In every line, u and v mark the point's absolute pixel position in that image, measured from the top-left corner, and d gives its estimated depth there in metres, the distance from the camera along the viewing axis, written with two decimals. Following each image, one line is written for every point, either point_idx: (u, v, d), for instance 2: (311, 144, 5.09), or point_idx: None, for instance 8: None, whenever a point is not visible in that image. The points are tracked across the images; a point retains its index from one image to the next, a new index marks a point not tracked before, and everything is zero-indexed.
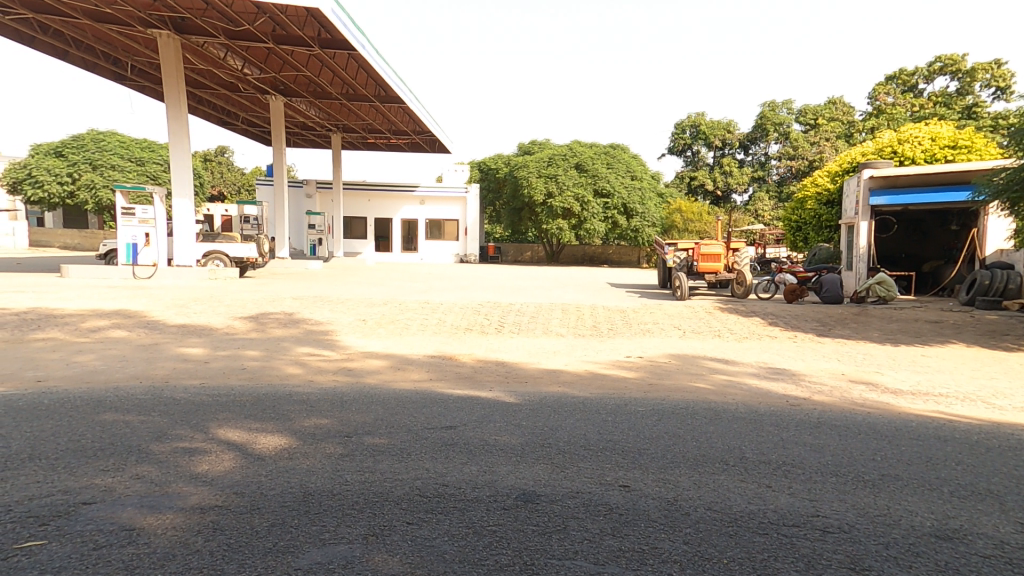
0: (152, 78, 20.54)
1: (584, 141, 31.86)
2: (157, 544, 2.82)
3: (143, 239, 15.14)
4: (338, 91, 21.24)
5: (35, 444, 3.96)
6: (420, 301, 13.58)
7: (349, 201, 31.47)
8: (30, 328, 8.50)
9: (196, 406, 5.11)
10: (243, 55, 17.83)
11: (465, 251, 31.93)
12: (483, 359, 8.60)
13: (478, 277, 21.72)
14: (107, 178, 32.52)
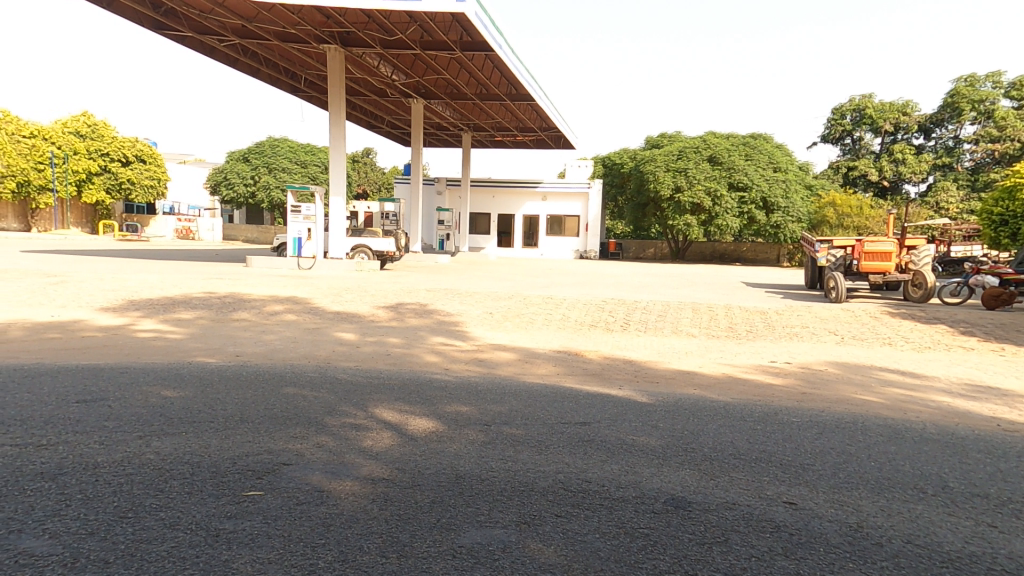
0: (318, 89, 23.10)
1: (719, 132, 30.20)
2: (344, 506, 3.08)
3: (307, 234, 16.97)
4: (472, 92, 22.15)
5: (240, 409, 4.60)
6: (543, 296, 13.73)
7: (475, 197, 32.79)
8: (228, 309, 10.01)
9: (354, 386, 5.61)
10: (393, 63, 19.33)
11: (585, 247, 31.72)
12: (610, 356, 8.46)
13: (600, 273, 21.42)
14: (279, 179, 37.26)
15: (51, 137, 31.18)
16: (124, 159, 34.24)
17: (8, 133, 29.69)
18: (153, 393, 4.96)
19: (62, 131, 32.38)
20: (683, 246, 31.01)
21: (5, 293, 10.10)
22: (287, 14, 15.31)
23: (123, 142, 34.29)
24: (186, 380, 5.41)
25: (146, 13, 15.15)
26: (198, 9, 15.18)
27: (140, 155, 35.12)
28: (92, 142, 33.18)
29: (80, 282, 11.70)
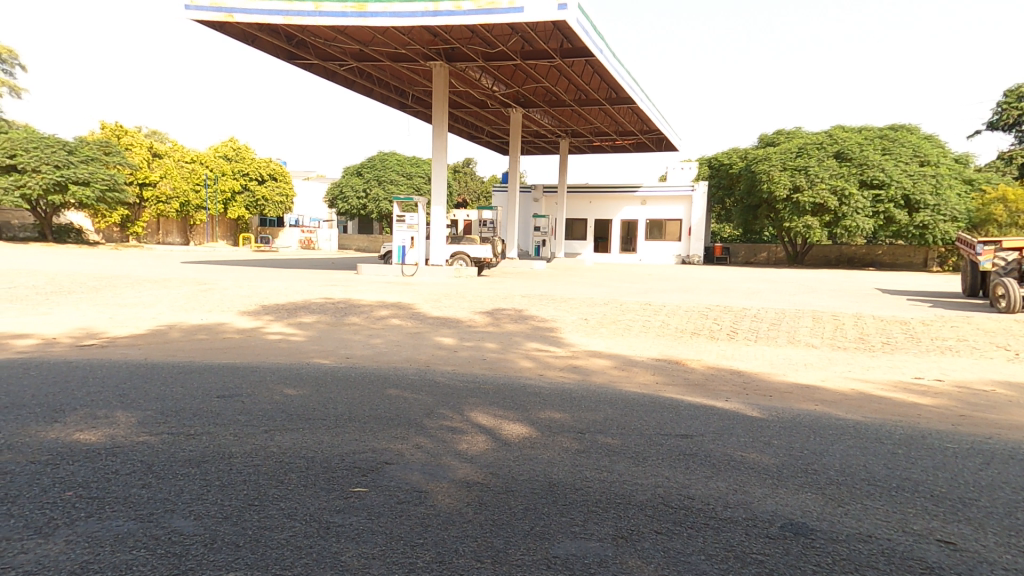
0: (424, 104, 24.43)
1: (849, 125, 28.03)
2: (440, 508, 3.18)
3: (410, 242, 17.94)
4: (571, 98, 22.21)
5: (350, 408, 4.94)
6: (642, 302, 13.32)
7: (571, 203, 32.70)
8: (341, 314, 10.84)
9: (451, 390, 5.81)
10: (494, 74, 19.95)
11: (688, 251, 30.45)
12: (715, 366, 8.00)
13: (706, 279, 20.35)
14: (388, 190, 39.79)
15: (206, 161, 35.72)
16: (259, 178, 38.31)
17: (174, 159, 34.04)
18: (278, 391, 5.49)
19: (213, 156, 37.16)
20: (803, 250, 28.70)
21: (167, 299, 11.69)
22: (399, 36, 16.39)
23: (259, 162, 38.45)
24: (305, 380, 5.93)
25: (281, 45, 16.94)
26: (323, 38, 16.70)
27: (273, 173, 39.18)
28: (236, 163, 37.66)
29: (223, 289, 13.27)
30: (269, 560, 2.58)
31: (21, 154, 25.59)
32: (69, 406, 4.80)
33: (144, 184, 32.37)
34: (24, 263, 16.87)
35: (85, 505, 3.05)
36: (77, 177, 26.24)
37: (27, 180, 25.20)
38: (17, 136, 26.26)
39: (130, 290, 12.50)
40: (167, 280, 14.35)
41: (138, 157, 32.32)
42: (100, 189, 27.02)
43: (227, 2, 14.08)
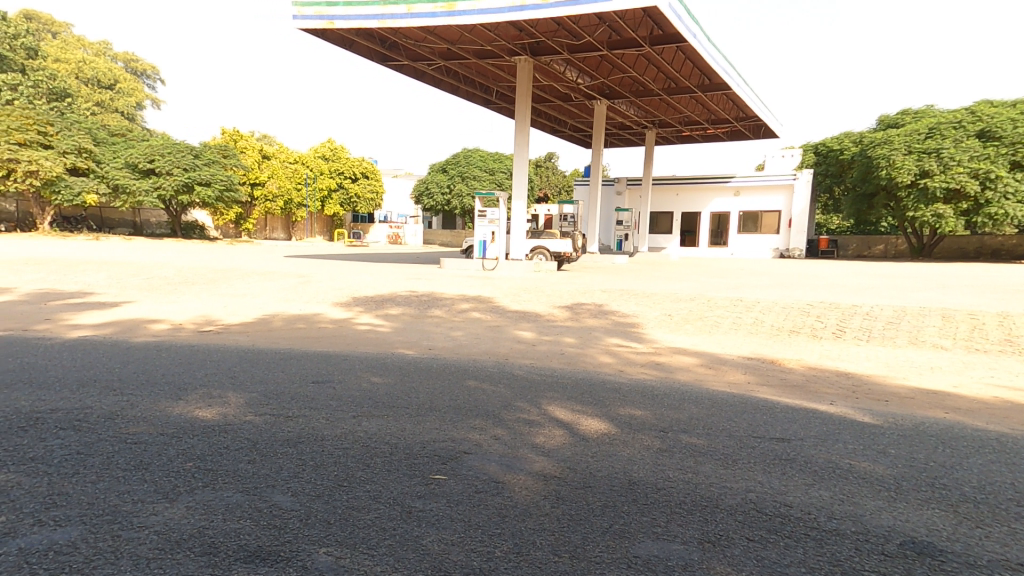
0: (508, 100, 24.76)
1: (994, 101, 24.96)
2: (517, 499, 3.21)
3: (491, 237, 18.23)
4: (659, 87, 21.53)
5: (432, 398, 5.12)
6: (732, 298, 12.64)
7: (657, 195, 31.91)
8: (425, 307, 11.26)
9: (529, 383, 5.83)
10: (579, 66, 19.80)
11: (788, 245, 28.28)
12: (818, 366, 7.43)
13: (808, 273, 18.94)
14: (471, 186, 40.69)
15: (306, 161, 38.21)
16: (353, 176, 40.92)
17: (281, 160, 36.79)
18: (365, 378, 5.81)
19: (313, 156, 39.62)
20: (930, 242, 25.83)
21: (271, 290, 12.74)
22: (486, 33, 16.71)
23: (353, 161, 40.95)
24: (390, 368, 6.23)
25: (375, 48, 17.86)
26: (414, 39, 17.42)
27: (365, 171, 41.73)
28: (332, 163, 40.26)
29: (319, 281, 14.23)
30: (356, 539, 2.74)
31: (157, 159, 28.63)
32: (189, 385, 5.39)
33: (256, 184, 34.86)
34: (156, 257, 19.11)
35: (201, 475, 3.41)
36: (202, 178, 29.14)
37: (162, 182, 28.29)
38: (154, 143, 29.32)
39: (241, 282, 13.75)
40: (272, 273, 15.62)
41: (251, 160, 34.75)
42: (220, 189, 29.81)
43: (330, 10, 15.10)
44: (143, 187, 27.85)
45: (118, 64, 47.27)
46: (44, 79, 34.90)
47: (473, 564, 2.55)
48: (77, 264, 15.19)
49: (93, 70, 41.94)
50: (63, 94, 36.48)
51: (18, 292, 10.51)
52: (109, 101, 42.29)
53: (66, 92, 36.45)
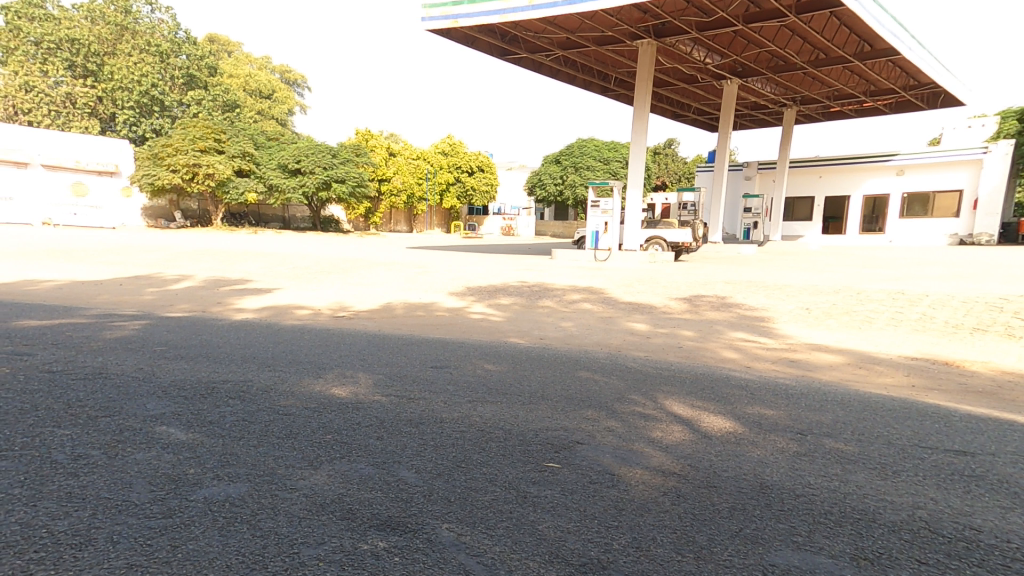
0: (627, 86, 24.24)
1: None
2: (635, 493, 3.14)
3: (603, 227, 17.93)
4: (805, 59, 19.74)
5: (544, 387, 5.18)
6: (888, 291, 11.23)
7: (799, 178, 29.56)
8: (536, 297, 11.42)
9: (644, 376, 5.67)
10: (708, 45, 18.94)
11: (971, 230, 24.37)
12: (1011, 371, 6.35)
13: (992, 263, 16.20)
14: (584, 177, 40.29)
15: (427, 157, 40.79)
16: (469, 170, 42.71)
17: (405, 157, 39.28)
18: (479, 365, 6.05)
19: (433, 153, 42.10)
20: None
21: (395, 279, 13.68)
22: (608, 18, 16.50)
23: (470, 156, 42.64)
24: (502, 357, 6.41)
25: (496, 44, 18.45)
26: (534, 31, 17.73)
27: (481, 165, 43.28)
28: (451, 158, 42.31)
29: (437, 272, 15.02)
30: (476, 519, 2.86)
31: (303, 159, 31.75)
32: (327, 365, 5.99)
33: (382, 180, 37.01)
34: (301, 249, 21.38)
35: (338, 448, 3.77)
36: (339, 176, 31.99)
37: (306, 181, 31.43)
38: (301, 145, 32.41)
39: (369, 271, 14.94)
40: (394, 264, 16.75)
41: (379, 157, 36.91)
42: (352, 185, 32.50)
43: (455, 10, 15.88)
44: (290, 185, 31.13)
45: (275, 76, 53.54)
46: (220, 94, 40.46)
47: (592, 554, 2.55)
48: (239, 255, 17.46)
49: (257, 82, 47.94)
50: (234, 105, 42.04)
51: (196, 279, 12.36)
52: (267, 109, 48.00)
53: (236, 103, 41.95)
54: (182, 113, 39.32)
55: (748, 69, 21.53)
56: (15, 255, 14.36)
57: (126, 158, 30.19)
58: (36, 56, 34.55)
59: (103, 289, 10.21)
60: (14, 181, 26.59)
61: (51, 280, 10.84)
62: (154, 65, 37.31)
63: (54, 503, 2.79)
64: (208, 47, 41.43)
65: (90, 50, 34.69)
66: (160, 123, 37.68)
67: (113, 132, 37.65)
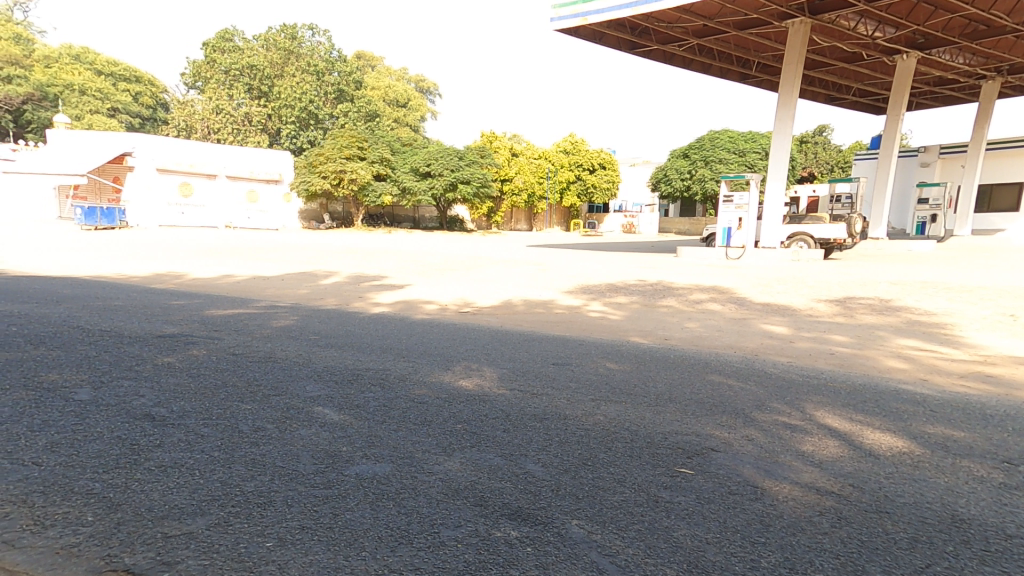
0: (772, 71, 22.53)
1: None
2: (784, 510, 2.89)
3: (737, 223, 16.71)
4: (1015, 20, 16.80)
5: (672, 389, 4.97)
6: None
7: (1000, 161, 25.44)
8: (658, 296, 11.01)
9: (787, 383, 5.19)
10: (878, 17, 17.08)
11: None
12: None
13: None
14: (715, 171, 37.96)
15: (549, 157, 41.38)
16: (591, 167, 42.70)
17: (527, 157, 40.08)
18: (601, 363, 5.98)
19: (556, 151, 42.62)
20: None
21: (515, 276, 14.05)
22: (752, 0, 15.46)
23: (591, 154, 42.58)
24: (625, 356, 6.26)
25: (625, 38, 18.20)
26: (667, 22, 17.16)
27: (603, 162, 42.99)
28: (572, 156, 42.60)
29: (556, 269, 15.15)
30: (607, 518, 2.82)
31: (433, 163, 33.59)
32: (455, 358, 6.31)
33: (504, 180, 38.05)
34: (430, 247, 22.80)
35: (468, 437, 3.95)
36: (465, 177, 33.53)
37: (435, 183, 33.32)
38: (431, 149, 34.35)
39: (491, 269, 15.51)
40: (515, 262, 17.16)
41: (503, 158, 37.95)
42: (476, 186, 33.94)
43: (585, 7, 15.84)
44: (421, 188, 33.22)
45: (411, 85, 57.62)
46: (364, 105, 44.51)
47: (736, 569, 2.39)
48: (376, 253, 19.05)
49: (395, 92, 51.96)
50: (375, 115, 46.00)
51: (341, 275, 13.75)
52: (403, 117, 51.76)
53: (377, 113, 45.80)
54: (332, 124, 43.91)
55: (932, 40, 18.94)
56: (206, 253, 17.09)
57: (287, 167, 34.67)
58: (224, 83, 41.11)
59: (270, 283, 11.76)
60: (205, 191, 30.80)
61: (232, 275, 12.74)
62: (312, 83, 42.17)
63: (241, 466, 3.26)
64: (356, 64, 45.77)
65: (263, 74, 40.44)
66: (315, 134, 42.33)
67: (278, 145, 42.97)
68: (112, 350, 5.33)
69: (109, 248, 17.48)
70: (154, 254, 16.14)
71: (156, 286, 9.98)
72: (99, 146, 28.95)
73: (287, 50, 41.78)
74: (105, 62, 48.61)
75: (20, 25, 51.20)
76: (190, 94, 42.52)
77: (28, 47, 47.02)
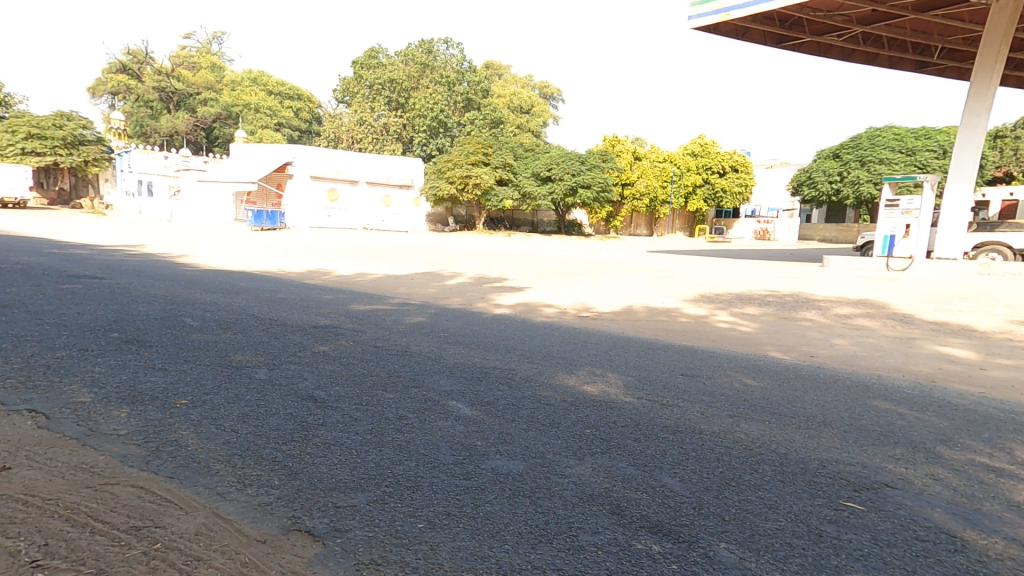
0: (957, 57, 19.62)
1: None
2: (994, 569, 2.47)
3: (903, 231, 14.82)
4: None
5: (826, 412, 4.51)
6: None
7: None
8: (797, 308, 10.13)
9: (982, 419, 4.44)
10: None
11: None
12: None
13: None
14: (874, 172, 34.07)
15: (675, 159, 40.08)
16: (722, 170, 40.51)
17: (651, 160, 39.06)
18: (738, 377, 5.60)
19: (683, 154, 41.15)
20: None
21: (636, 282, 13.77)
22: None
23: (723, 155, 40.44)
24: (765, 372, 5.80)
25: (773, 31, 17.02)
26: (825, 10, 15.74)
27: (735, 164, 40.65)
28: (702, 158, 40.79)
29: (680, 276, 14.57)
30: (760, 545, 2.63)
31: (554, 167, 33.97)
32: (578, 362, 6.27)
33: (625, 184, 37.36)
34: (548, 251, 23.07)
35: (598, 443, 3.90)
36: (585, 182, 33.51)
37: (555, 188, 33.69)
38: (553, 154, 34.77)
39: (610, 274, 15.32)
40: (635, 267, 16.77)
41: (625, 162, 37.34)
42: (597, 190, 33.81)
43: (727, 2, 15.01)
44: (541, 192, 33.83)
45: (536, 92, 58.98)
46: (490, 112, 46.28)
47: None
48: (497, 255, 19.69)
49: (519, 99, 53.42)
50: (499, 122, 47.56)
51: (466, 275, 14.42)
52: (526, 123, 53.08)
53: (502, 120, 47.36)
54: (459, 132, 46.15)
55: None
56: (348, 253, 18.84)
57: (417, 172, 37.04)
58: (368, 96, 45.02)
59: (403, 281, 12.70)
60: (349, 196, 34.07)
61: (370, 273, 13.94)
62: (443, 93, 44.63)
63: (390, 450, 3.51)
64: (484, 73, 47.66)
65: (401, 87, 43.63)
66: (443, 142, 44.85)
67: (410, 152, 46.11)
68: (281, 337, 6.06)
69: (273, 247, 19.99)
70: (308, 253, 18.17)
71: (308, 281, 11.20)
72: (266, 157, 33.23)
73: (423, 64, 44.71)
74: (275, 83, 55.78)
75: (215, 54, 60.62)
76: (339, 108, 47.18)
77: (219, 74, 55.51)
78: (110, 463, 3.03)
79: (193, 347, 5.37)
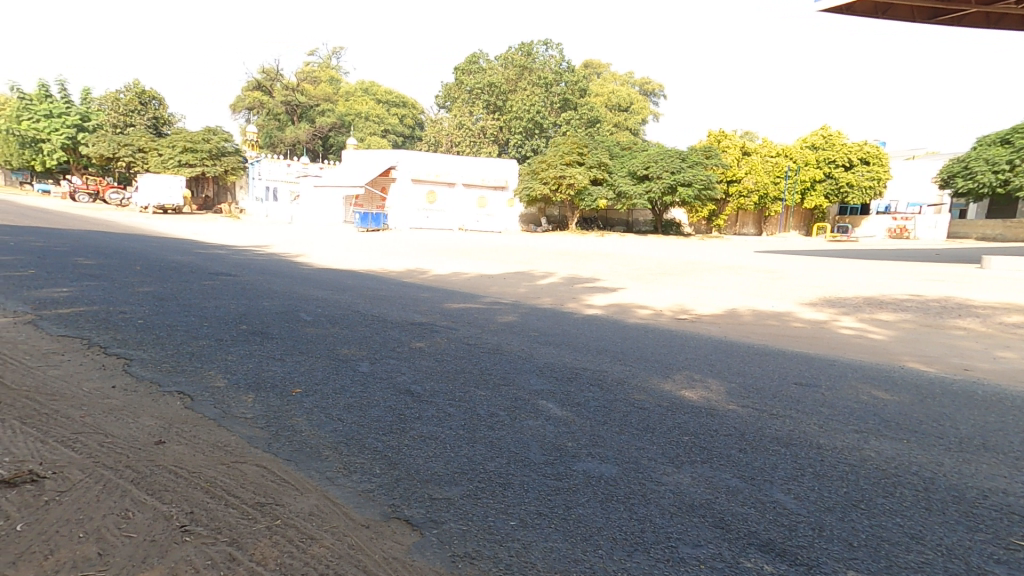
0: None
1: None
2: None
3: None
4: None
5: (982, 435, 3.91)
6: None
7: None
8: (941, 315, 8.93)
9: None
10: None
11: None
12: None
13: None
14: None
15: (791, 153, 37.46)
16: (849, 163, 36.96)
17: (762, 155, 36.63)
18: (865, 390, 5.03)
19: (802, 147, 38.34)
20: None
21: (742, 284, 12.93)
22: None
23: (851, 147, 37.01)
24: (900, 385, 5.17)
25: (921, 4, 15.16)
26: None
27: (865, 156, 37.01)
28: (824, 151, 37.66)
29: (793, 279, 13.46)
30: None
31: (652, 165, 32.86)
32: (675, 366, 5.98)
33: (731, 181, 35.32)
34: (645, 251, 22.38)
35: (698, 451, 3.69)
36: (686, 179, 32.17)
37: (653, 186, 32.63)
38: (651, 152, 33.66)
39: (712, 275, 14.53)
40: (740, 268, 15.75)
41: (732, 157, 35.30)
42: (699, 188, 32.34)
43: None
44: (638, 191, 32.90)
45: (635, 89, 57.66)
46: (587, 111, 45.91)
47: None
48: (590, 256, 19.44)
49: (617, 97, 52.68)
50: (596, 121, 47.03)
51: (558, 275, 14.40)
52: (623, 121, 52.00)
53: (598, 119, 46.78)
54: (555, 132, 46.23)
55: None
56: (445, 253, 19.52)
57: (512, 174, 37.58)
58: (468, 100, 46.49)
59: (497, 281, 12.94)
60: (446, 198, 35.36)
61: (465, 272, 14.35)
62: (540, 94, 44.97)
63: (482, 446, 3.55)
64: (582, 72, 47.36)
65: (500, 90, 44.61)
66: (538, 143, 45.18)
67: (506, 154, 46.93)
68: (381, 332, 6.40)
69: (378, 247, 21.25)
70: (409, 253, 19.06)
71: (409, 280, 11.75)
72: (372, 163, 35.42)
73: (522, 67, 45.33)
74: (384, 92, 59.36)
75: (333, 68, 65.71)
76: (440, 114, 49.18)
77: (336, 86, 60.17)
78: (239, 443, 3.35)
79: (306, 340, 5.82)
